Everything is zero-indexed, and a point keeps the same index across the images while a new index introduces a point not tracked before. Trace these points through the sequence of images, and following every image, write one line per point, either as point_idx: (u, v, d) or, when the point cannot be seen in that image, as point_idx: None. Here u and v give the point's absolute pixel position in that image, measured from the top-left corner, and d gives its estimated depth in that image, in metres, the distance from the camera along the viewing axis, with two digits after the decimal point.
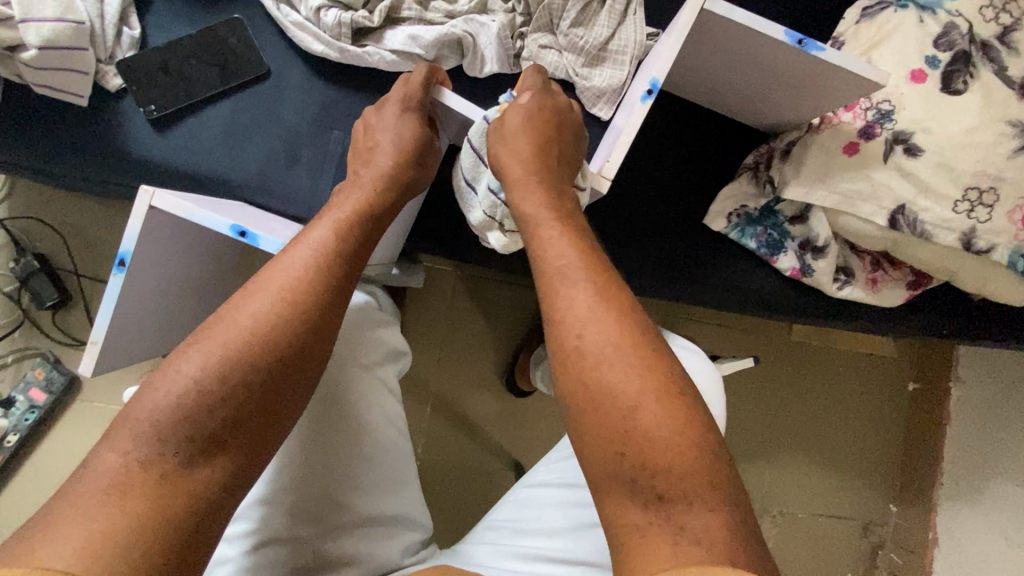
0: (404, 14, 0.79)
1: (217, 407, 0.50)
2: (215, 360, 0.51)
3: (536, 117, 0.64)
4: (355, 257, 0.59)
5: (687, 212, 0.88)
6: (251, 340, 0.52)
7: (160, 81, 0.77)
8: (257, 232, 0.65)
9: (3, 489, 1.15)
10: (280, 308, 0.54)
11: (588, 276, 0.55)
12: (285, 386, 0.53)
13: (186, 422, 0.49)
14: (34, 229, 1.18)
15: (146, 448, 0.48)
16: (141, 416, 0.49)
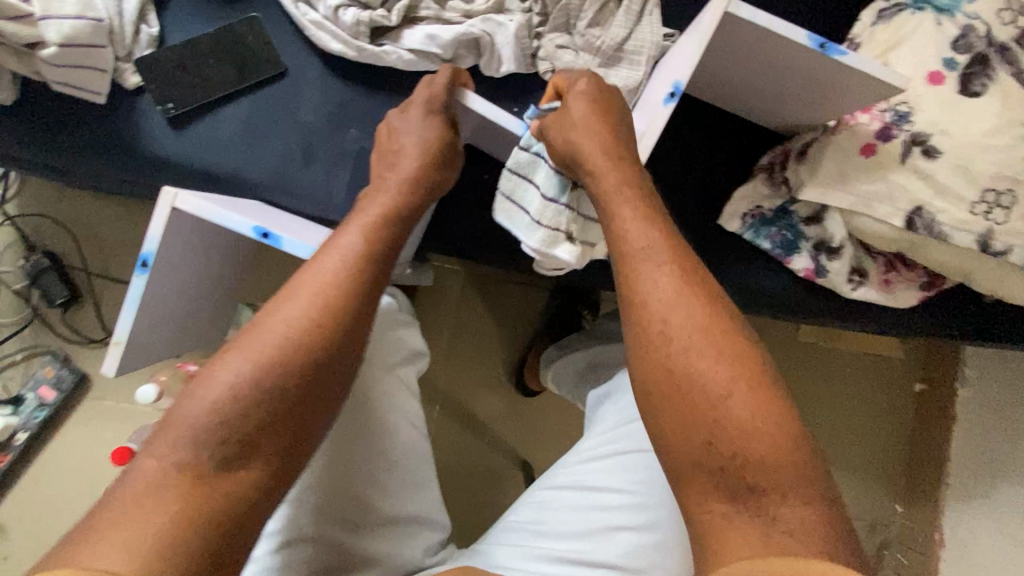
0: (422, 13, 0.79)
1: (253, 409, 0.50)
2: (251, 363, 0.52)
3: (596, 104, 0.63)
4: (384, 258, 0.59)
5: (700, 212, 0.88)
6: (284, 342, 0.53)
7: (178, 79, 0.77)
8: (279, 232, 0.65)
9: (14, 485, 1.15)
10: (312, 309, 0.54)
11: (623, 256, 0.57)
12: (320, 386, 0.54)
13: (222, 425, 0.50)
14: (44, 227, 1.17)
15: (183, 449, 0.48)
16: (178, 418, 0.50)
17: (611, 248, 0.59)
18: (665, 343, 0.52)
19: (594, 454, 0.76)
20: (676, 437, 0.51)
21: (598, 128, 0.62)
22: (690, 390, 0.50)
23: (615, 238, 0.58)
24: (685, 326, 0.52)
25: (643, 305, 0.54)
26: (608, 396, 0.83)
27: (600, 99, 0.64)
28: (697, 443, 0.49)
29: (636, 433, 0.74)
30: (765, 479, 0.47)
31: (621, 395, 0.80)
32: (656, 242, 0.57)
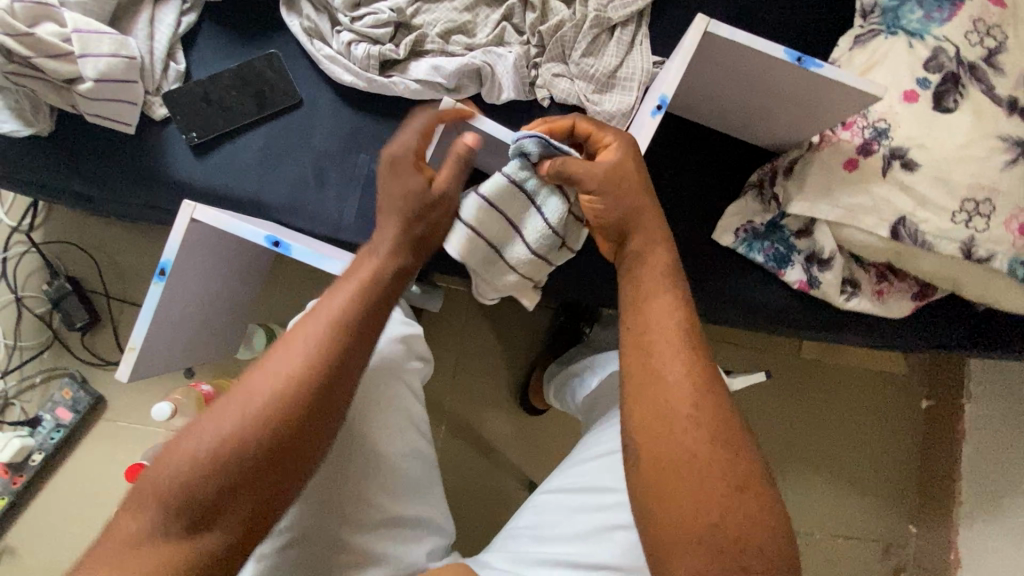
0: (427, 47, 0.85)
1: (216, 480, 0.53)
2: (237, 420, 0.54)
3: (615, 174, 0.63)
4: (360, 332, 0.58)
5: (694, 229, 0.91)
6: (251, 415, 0.54)
7: (202, 110, 0.82)
8: (290, 241, 0.71)
9: (28, 507, 1.17)
10: (282, 383, 0.55)
11: (640, 335, 0.62)
12: (285, 460, 0.55)
13: (190, 489, 0.52)
14: (68, 254, 1.23)
15: (156, 506, 0.52)
16: (155, 476, 0.53)
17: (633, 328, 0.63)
18: (682, 435, 0.57)
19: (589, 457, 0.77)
20: (669, 506, 0.56)
21: (624, 203, 0.64)
22: (691, 465, 0.56)
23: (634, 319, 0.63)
24: (697, 404, 0.58)
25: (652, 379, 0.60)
26: None
27: (617, 170, 0.64)
28: (692, 514, 0.55)
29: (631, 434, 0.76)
30: (746, 551, 0.54)
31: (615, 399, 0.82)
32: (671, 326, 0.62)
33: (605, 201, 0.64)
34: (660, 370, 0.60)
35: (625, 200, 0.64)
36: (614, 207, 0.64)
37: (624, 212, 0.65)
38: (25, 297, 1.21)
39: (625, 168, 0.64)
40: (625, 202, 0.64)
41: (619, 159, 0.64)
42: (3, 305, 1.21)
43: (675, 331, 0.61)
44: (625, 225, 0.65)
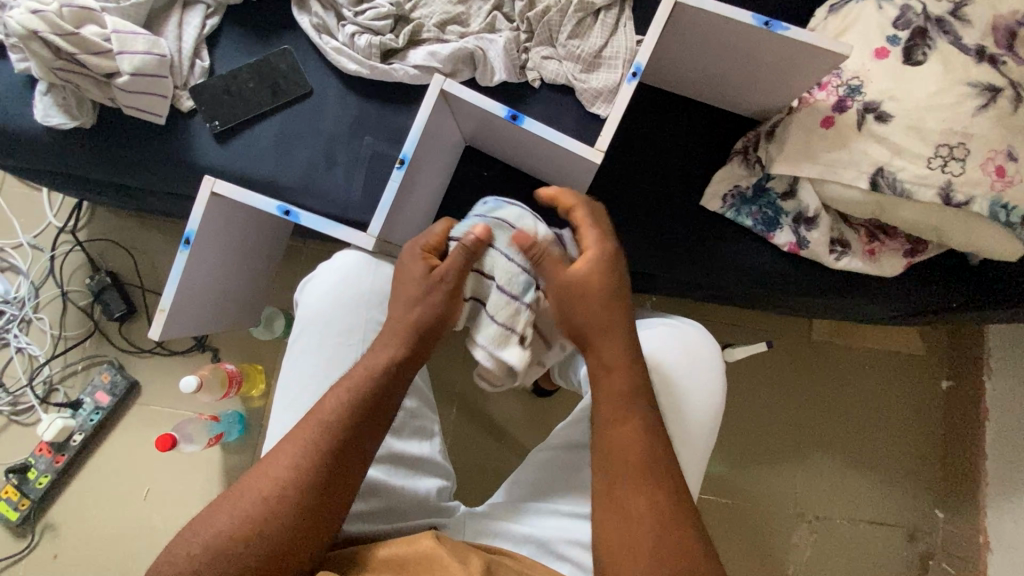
0: (424, 36, 0.92)
1: (242, 545, 0.61)
2: (256, 500, 0.63)
3: (586, 294, 0.69)
4: (365, 416, 0.67)
5: (682, 197, 0.95)
6: (274, 488, 0.64)
7: (224, 101, 0.91)
8: (299, 210, 0.78)
9: (70, 484, 1.26)
10: (297, 465, 0.64)
11: (609, 456, 0.66)
12: (299, 530, 0.63)
13: (221, 551, 0.61)
14: (108, 251, 1.34)
15: (192, 563, 0.61)
16: (193, 539, 0.62)
17: (602, 454, 0.67)
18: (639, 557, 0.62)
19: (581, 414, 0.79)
20: None
21: (597, 317, 0.69)
22: None
23: (605, 449, 0.67)
24: (661, 527, 0.63)
25: (618, 504, 0.64)
26: None
27: (590, 287, 0.69)
28: None
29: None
30: None
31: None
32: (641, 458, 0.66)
33: (566, 304, 0.70)
34: (628, 495, 0.64)
35: (584, 312, 0.69)
36: (573, 314, 0.69)
37: (580, 329, 0.70)
38: (70, 290, 1.32)
39: (592, 282, 0.69)
40: (583, 320, 0.69)
41: (597, 279, 0.69)
42: (51, 299, 1.32)
43: (642, 459, 0.66)
44: (588, 338, 0.70)
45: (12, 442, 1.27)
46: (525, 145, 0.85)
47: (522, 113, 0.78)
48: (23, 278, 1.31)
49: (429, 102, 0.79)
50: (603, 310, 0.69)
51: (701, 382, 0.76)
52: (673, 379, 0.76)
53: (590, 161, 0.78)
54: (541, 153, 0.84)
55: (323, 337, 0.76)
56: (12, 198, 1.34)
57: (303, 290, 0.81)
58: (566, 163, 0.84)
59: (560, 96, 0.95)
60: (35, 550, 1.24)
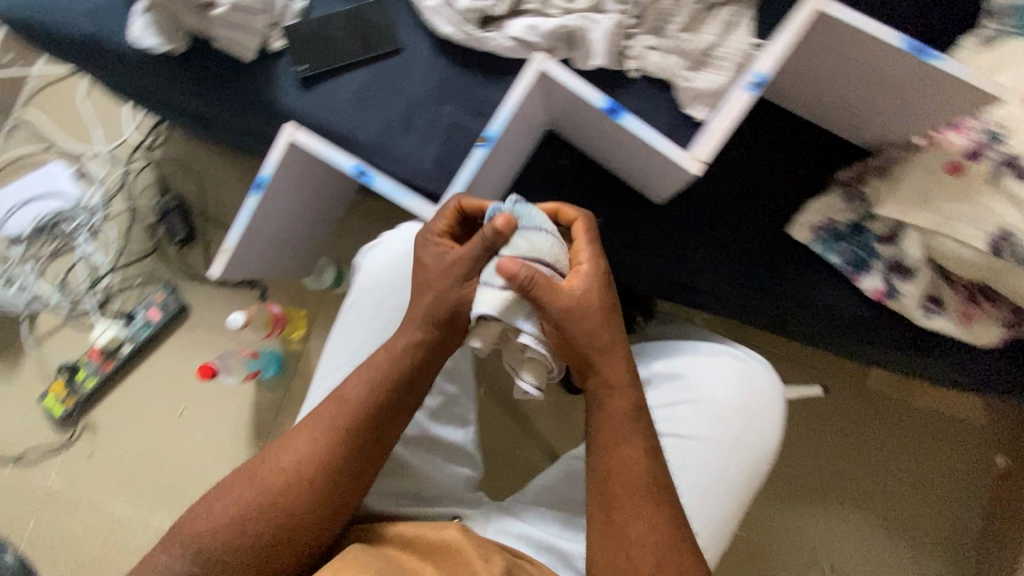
0: (526, 6, 0.87)
1: (260, 512, 0.64)
2: (277, 471, 0.66)
3: (582, 313, 0.63)
4: (390, 406, 0.68)
5: (767, 222, 0.88)
6: (294, 462, 0.66)
7: (314, 47, 0.89)
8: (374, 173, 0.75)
9: (114, 391, 1.32)
10: (318, 443, 0.66)
11: (616, 484, 0.64)
12: (312, 505, 0.65)
13: (239, 515, 0.64)
14: (176, 174, 1.37)
15: (212, 520, 0.64)
16: (215, 500, 0.65)
17: (605, 482, 0.64)
18: None
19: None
20: None
21: (594, 340, 0.64)
22: None
23: (606, 477, 0.64)
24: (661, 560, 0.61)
25: (619, 534, 0.63)
26: None
27: (586, 305, 0.64)
28: None
29: (677, 421, 0.72)
30: None
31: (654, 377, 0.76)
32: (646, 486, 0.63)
33: (562, 327, 0.63)
34: (627, 522, 0.62)
35: (581, 334, 0.63)
36: (571, 337, 0.63)
37: (580, 352, 0.64)
38: (138, 206, 1.36)
39: (588, 300, 0.64)
40: (584, 340, 0.63)
41: (592, 297, 0.64)
42: (119, 212, 1.36)
43: (642, 492, 0.63)
44: (586, 364, 0.65)
45: (66, 341, 1.33)
46: (615, 142, 0.78)
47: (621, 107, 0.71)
48: (96, 187, 1.35)
49: (524, 81, 0.74)
50: (602, 329, 0.64)
51: (760, 422, 0.71)
52: (732, 414, 0.71)
53: (682, 168, 0.69)
54: (630, 153, 0.77)
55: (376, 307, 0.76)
56: (96, 108, 1.38)
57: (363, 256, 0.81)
58: (655, 167, 0.76)
59: (657, 92, 0.89)
60: (75, 445, 1.32)
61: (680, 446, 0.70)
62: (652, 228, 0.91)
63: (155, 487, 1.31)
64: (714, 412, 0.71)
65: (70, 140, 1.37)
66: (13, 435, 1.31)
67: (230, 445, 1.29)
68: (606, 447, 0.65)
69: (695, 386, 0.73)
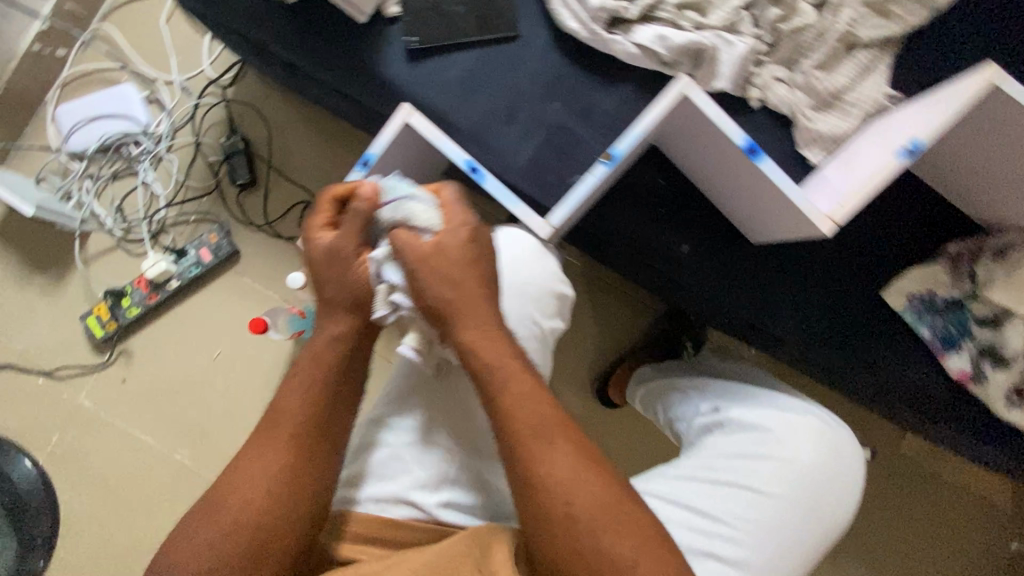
0: (659, 15, 0.83)
1: (234, 531, 0.61)
2: (236, 494, 0.62)
3: (455, 267, 0.61)
4: (331, 388, 0.66)
5: (865, 284, 0.86)
6: (252, 477, 0.63)
7: (430, 18, 0.85)
8: (485, 172, 0.70)
9: (154, 323, 1.32)
10: (269, 446, 0.64)
11: (558, 480, 0.58)
12: (281, 499, 0.62)
13: (214, 539, 0.60)
14: (246, 116, 1.34)
15: (191, 560, 0.60)
16: (184, 543, 0.61)
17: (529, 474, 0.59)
18: None
19: (696, 477, 0.72)
20: None
21: (478, 293, 0.61)
22: None
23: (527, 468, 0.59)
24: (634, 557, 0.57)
25: (568, 528, 0.58)
26: (717, 425, 0.78)
27: (463, 258, 0.61)
28: None
29: (755, 475, 0.70)
30: None
31: (737, 423, 0.76)
32: (579, 467, 0.59)
33: (432, 285, 0.61)
34: (578, 527, 0.58)
35: (461, 293, 0.61)
36: (440, 294, 0.61)
37: (449, 308, 0.61)
38: (204, 143, 1.34)
39: (455, 255, 0.61)
40: (449, 296, 0.61)
41: (460, 250, 0.62)
42: (184, 144, 1.34)
43: (575, 477, 0.59)
44: (456, 320, 0.61)
45: (115, 266, 1.32)
46: (736, 181, 0.70)
47: (762, 149, 0.64)
48: (165, 115, 1.33)
49: (661, 103, 0.65)
50: (467, 281, 0.61)
51: (834, 499, 0.72)
52: (811, 478, 0.71)
53: (812, 227, 0.64)
54: (752, 200, 0.69)
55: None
56: (176, 34, 1.34)
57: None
58: (778, 217, 0.69)
59: (775, 127, 0.85)
60: (108, 369, 1.32)
61: (755, 503, 0.69)
62: (742, 269, 0.88)
63: (182, 423, 1.32)
64: (796, 475, 0.71)
65: (145, 62, 1.34)
66: (50, 348, 1.32)
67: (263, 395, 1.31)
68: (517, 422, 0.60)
69: (779, 444, 0.72)
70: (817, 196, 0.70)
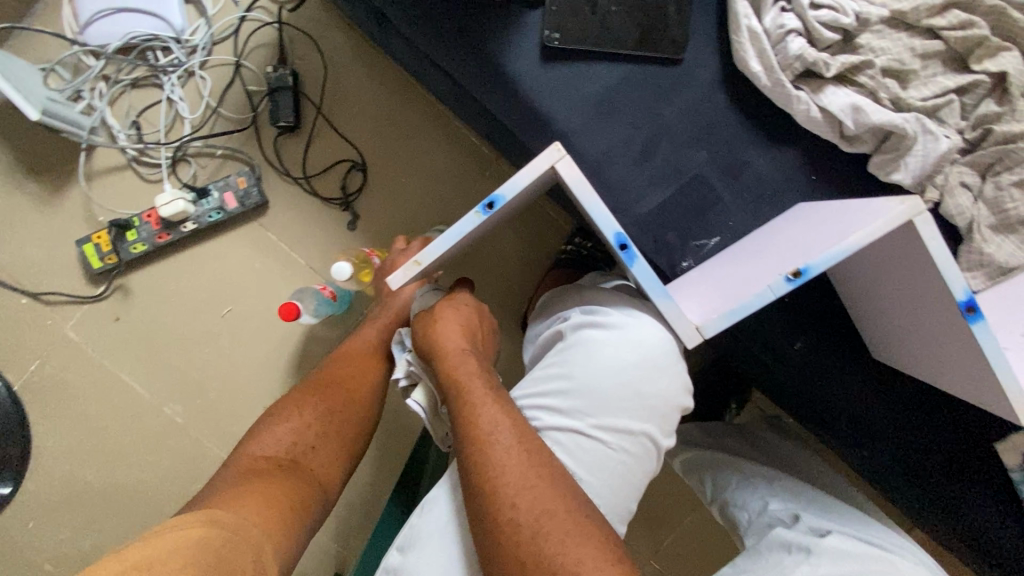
0: (859, 78, 0.68)
1: (335, 410, 0.78)
2: (334, 385, 0.80)
3: (459, 314, 0.69)
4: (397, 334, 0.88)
5: (979, 427, 0.80)
6: (345, 375, 0.82)
7: (580, 13, 0.69)
8: (636, 252, 0.58)
9: (161, 263, 1.17)
10: (361, 358, 0.84)
11: (503, 474, 0.54)
12: (368, 391, 0.82)
13: (321, 410, 0.78)
14: (301, 46, 1.14)
15: (304, 423, 0.76)
16: (294, 411, 0.77)
17: (472, 467, 0.55)
18: None
19: None
20: None
21: (461, 329, 0.67)
22: None
23: (474, 459, 0.55)
24: (570, 554, 0.49)
25: (497, 512, 0.52)
26: (802, 548, 0.72)
27: (471, 311, 0.71)
28: None
29: None
30: None
31: (829, 552, 0.70)
32: (526, 456, 0.55)
33: (436, 333, 0.66)
34: (507, 500, 0.52)
35: (453, 333, 0.66)
36: (444, 334, 0.66)
37: (449, 347, 0.64)
38: (245, 66, 1.14)
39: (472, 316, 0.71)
40: (451, 335, 0.66)
41: (465, 303, 0.72)
42: (222, 63, 1.14)
43: (520, 465, 0.54)
44: (437, 355, 0.64)
45: (124, 190, 1.15)
46: (923, 320, 0.61)
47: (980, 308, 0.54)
48: (204, 23, 1.12)
49: (877, 222, 0.52)
50: (468, 332, 0.68)
51: None
52: None
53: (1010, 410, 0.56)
54: (935, 346, 0.62)
55: (585, 414, 0.59)
56: None
57: (578, 332, 0.64)
58: (966, 373, 0.60)
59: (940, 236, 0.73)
60: (103, 303, 1.18)
61: None
62: (845, 376, 0.82)
63: (176, 378, 1.20)
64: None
65: None
66: (37, 265, 1.16)
67: (272, 366, 1.20)
68: (463, 407, 0.59)
69: None
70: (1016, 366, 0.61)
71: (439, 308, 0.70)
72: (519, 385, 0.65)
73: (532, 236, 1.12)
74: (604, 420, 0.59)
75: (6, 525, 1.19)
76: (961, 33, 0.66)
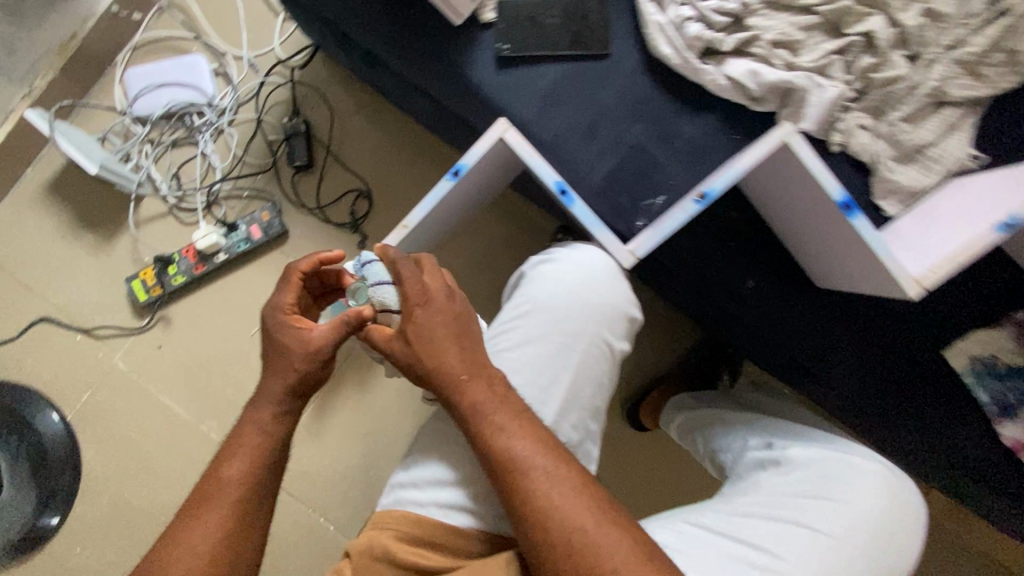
0: (753, 50, 0.84)
1: (228, 515, 0.66)
2: (222, 487, 0.67)
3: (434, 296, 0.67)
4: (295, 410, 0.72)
5: (927, 341, 0.89)
6: (234, 475, 0.68)
7: (524, 28, 0.87)
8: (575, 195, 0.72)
9: (198, 293, 1.34)
10: (248, 451, 0.69)
11: (501, 435, 0.63)
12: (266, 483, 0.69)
13: (213, 518, 0.66)
14: (310, 98, 1.36)
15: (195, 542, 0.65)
16: (185, 530, 0.65)
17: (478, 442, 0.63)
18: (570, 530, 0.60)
19: (748, 515, 0.74)
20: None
21: (445, 320, 0.66)
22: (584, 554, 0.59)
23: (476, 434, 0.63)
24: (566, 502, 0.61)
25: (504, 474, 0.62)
26: (775, 463, 0.83)
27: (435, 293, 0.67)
28: None
29: (808, 510, 0.73)
30: None
31: (797, 461, 0.81)
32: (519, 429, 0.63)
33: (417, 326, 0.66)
34: (510, 467, 0.62)
35: (431, 324, 0.66)
36: (423, 327, 0.66)
37: (433, 339, 0.66)
38: (264, 120, 1.35)
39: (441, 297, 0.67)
40: (432, 328, 0.66)
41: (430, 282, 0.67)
42: (246, 120, 1.35)
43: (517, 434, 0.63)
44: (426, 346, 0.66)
45: (165, 233, 1.34)
46: (827, 230, 0.73)
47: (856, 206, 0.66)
48: (231, 89, 1.34)
49: (760, 147, 0.68)
50: (448, 320, 0.67)
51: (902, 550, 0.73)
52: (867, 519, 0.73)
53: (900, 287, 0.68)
54: (835, 249, 0.74)
55: (546, 330, 0.70)
56: (250, 11, 1.36)
57: (536, 268, 0.76)
58: (868, 270, 0.72)
59: (852, 172, 0.85)
60: (147, 333, 1.33)
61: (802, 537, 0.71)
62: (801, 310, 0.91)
63: (211, 396, 1.33)
64: (864, 515, 0.73)
65: (217, 35, 1.36)
66: (91, 306, 1.33)
67: None
68: (457, 391, 0.65)
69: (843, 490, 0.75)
70: (902, 255, 0.73)
71: (407, 283, 0.66)
72: (493, 323, 0.75)
73: (518, 234, 1.25)
74: (564, 334, 0.70)
75: (57, 550, 1.28)
76: (830, 6, 0.82)
